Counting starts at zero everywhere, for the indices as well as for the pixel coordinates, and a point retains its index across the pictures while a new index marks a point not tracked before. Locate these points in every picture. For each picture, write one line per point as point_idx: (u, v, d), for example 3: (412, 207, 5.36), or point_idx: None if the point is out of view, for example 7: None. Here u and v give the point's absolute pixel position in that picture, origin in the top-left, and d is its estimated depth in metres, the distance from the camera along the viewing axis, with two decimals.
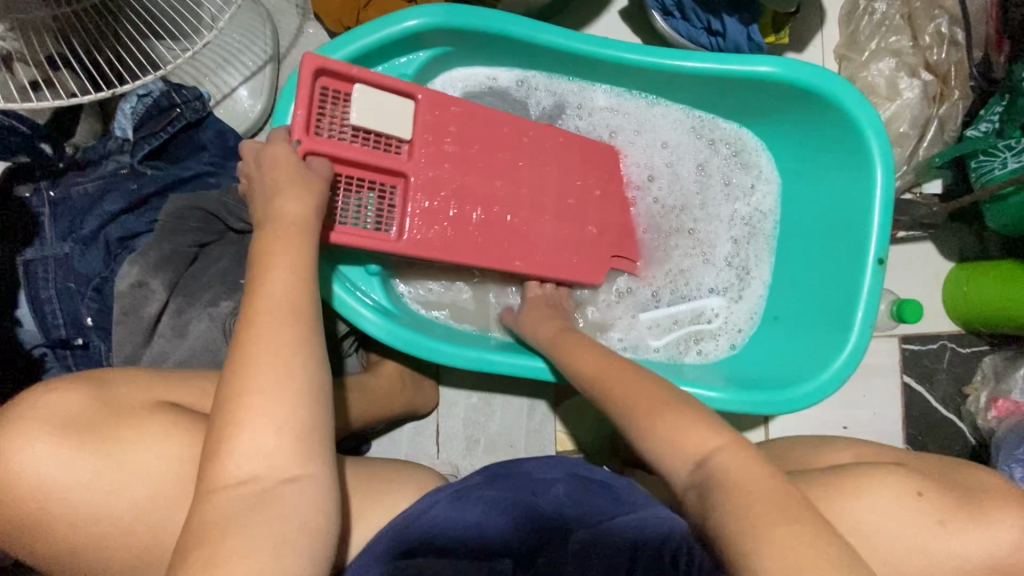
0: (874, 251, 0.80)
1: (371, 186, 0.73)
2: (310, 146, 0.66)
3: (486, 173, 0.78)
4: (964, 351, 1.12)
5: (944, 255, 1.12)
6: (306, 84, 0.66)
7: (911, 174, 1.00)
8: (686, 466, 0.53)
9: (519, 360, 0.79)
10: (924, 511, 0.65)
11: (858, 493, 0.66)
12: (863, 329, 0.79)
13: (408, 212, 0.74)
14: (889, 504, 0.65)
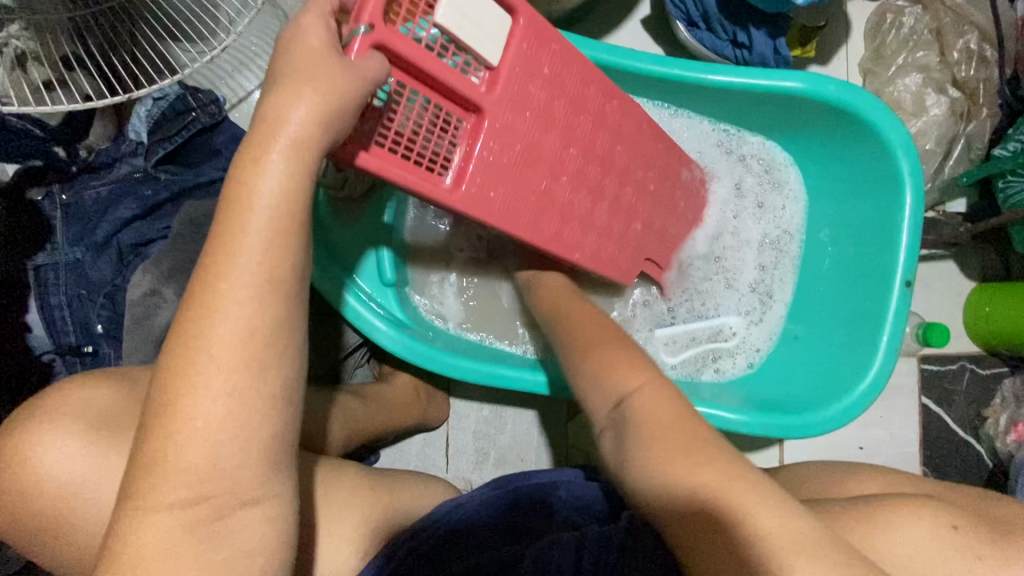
0: (900, 272, 0.75)
1: (434, 113, 0.57)
2: (379, 37, 0.49)
3: (566, 133, 0.64)
4: (983, 373, 1.09)
5: (966, 275, 1.09)
6: None
7: (936, 192, 1.01)
8: (614, 416, 0.58)
9: (525, 376, 0.78)
10: (961, 546, 0.60)
11: (892, 526, 0.61)
12: (888, 353, 0.75)
13: (471, 156, 0.59)
14: (923, 538, 0.61)
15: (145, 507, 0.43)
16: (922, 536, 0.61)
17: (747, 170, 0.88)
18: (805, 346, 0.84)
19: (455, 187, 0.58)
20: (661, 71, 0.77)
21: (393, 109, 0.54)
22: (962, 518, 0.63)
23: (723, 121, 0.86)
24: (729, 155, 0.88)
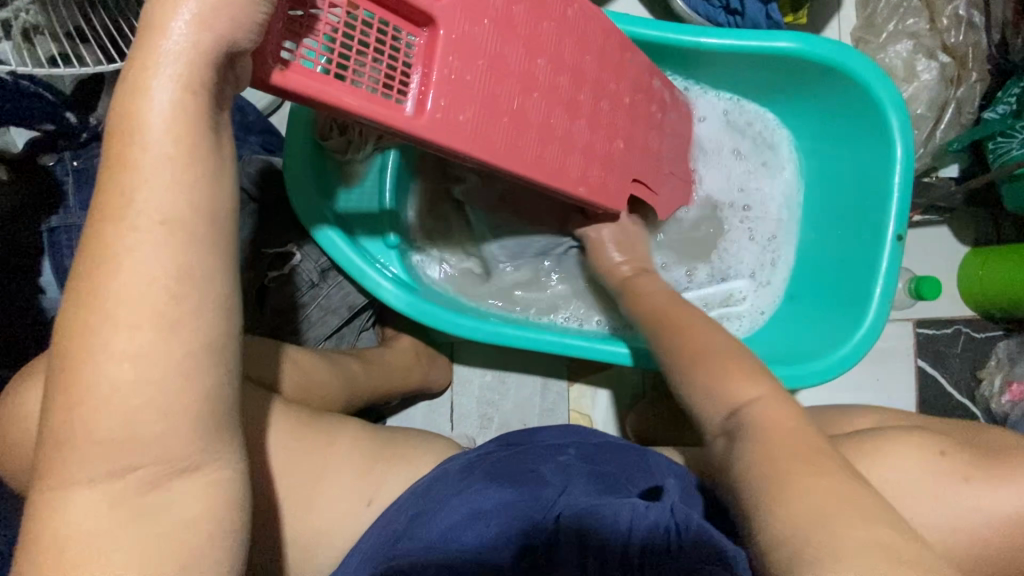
0: (892, 226, 0.77)
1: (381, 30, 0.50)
2: None
3: (526, 49, 0.58)
4: (978, 337, 1.11)
5: (960, 240, 1.10)
6: None
7: (927, 158, 1.02)
8: (720, 414, 0.56)
9: (530, 335, 0.80)
10: (945, 468, 0.64)
11: (883, 453, 0.66)
12: (880, 305, 0.77)
13: (429, 81, 0.52)
14: (912, 464, 0.65)
15: (74, 475, 0.38)
16: (911, 462, 0.65)
17: (744, 135, 0.90)
18: (802, 306, 0.86)
19: (417, 113, 0.52)
20: (654, 34, 0.79)
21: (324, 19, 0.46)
22: (950, 443, 0.67)
23: (719, 86, 0.89)
24: (726, 121, 0.90)
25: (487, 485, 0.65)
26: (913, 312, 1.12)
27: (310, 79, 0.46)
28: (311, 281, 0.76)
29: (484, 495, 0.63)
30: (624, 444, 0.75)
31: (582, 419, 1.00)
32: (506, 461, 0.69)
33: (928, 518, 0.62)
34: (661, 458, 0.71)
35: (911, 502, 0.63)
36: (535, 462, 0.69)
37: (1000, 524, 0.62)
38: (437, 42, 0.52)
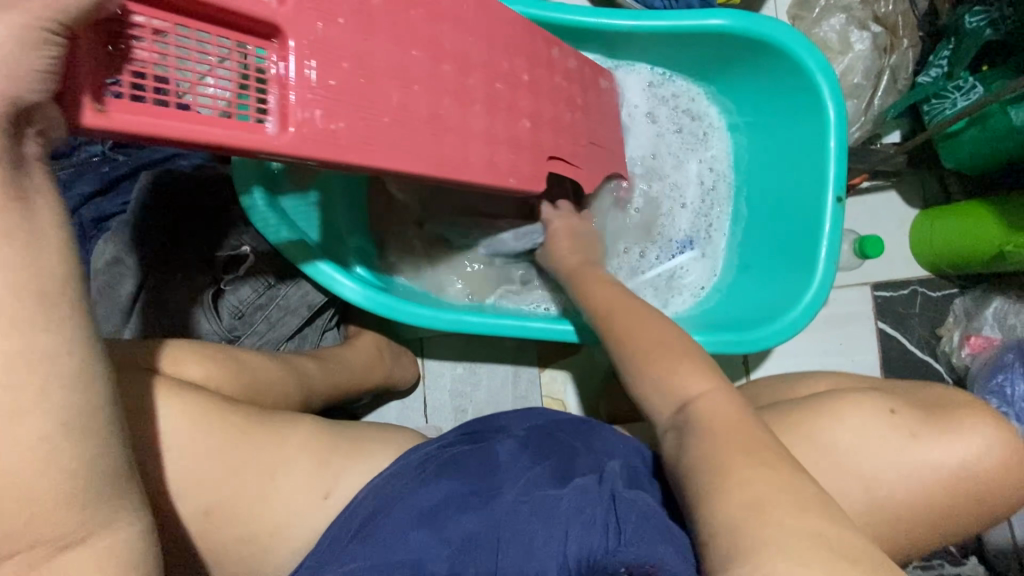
0: (833, 188, 0.80)
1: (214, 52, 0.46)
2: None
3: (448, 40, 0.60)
4: (934, 296, 1.14)
5: (909, 203, 1.14)
6: None
7: (869, 125, 1.05)
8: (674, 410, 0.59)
9: (488, 319, 0.82)
10: (897, 425, 0.68)
11: (838, 420, 0.70)
12: (828, 264, 0.79)
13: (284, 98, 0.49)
14: (862, 424, 0.69)
15: None
16: (863, 420, 0.69)
17: (681, 113, 0.93)
18: (752, 276, 0.89)
19: (281, 131, 0.49)
20: (586, 19, 0.81)
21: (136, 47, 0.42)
22: (900, 403, 0.71)
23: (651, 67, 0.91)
24: (663, 100, 0.92)
25: (441, 480, 0.65)
26: (870, 276, 1.15)
27: (135, 115, 0.41)
28: (268, 282, 0.77)
29: (440, 490, 0.64)
30: (581, 423, 0.77)
31: (554, 403, 1.02)
32: (465, 448, 0.71)
33: (879, 471, 0.67)
34: (608, 436, 0.75)
35: (863, 458, 0.68)
36: (490, 449, 0.70)
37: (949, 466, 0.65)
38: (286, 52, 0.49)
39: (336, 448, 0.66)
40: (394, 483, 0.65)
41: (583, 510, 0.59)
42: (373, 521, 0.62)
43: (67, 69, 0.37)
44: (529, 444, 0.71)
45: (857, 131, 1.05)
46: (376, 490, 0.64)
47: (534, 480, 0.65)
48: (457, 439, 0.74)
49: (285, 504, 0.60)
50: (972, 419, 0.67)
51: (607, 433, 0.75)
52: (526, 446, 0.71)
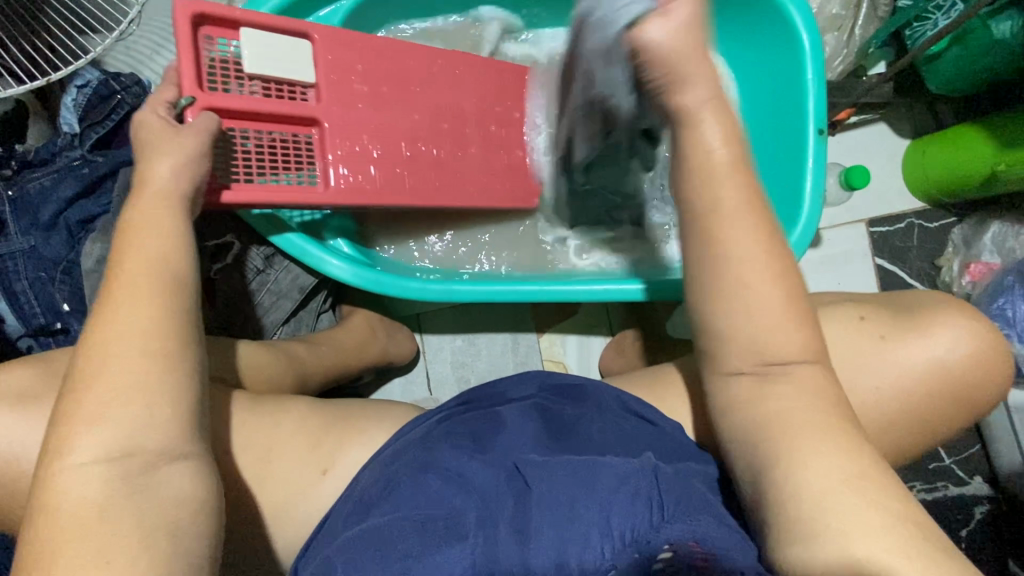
0: (814, 122, 0.79)
1: (283, 138, 0.73)
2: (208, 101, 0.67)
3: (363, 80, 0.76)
4: (931, 227, 1.12)
5: (900, 134, 1.12)
6: (187, 36, 0.66)
7: (852, 58, 1.01)
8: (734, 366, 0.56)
9: (482, 286, 0.81)
10: (866, 331, 0.63)
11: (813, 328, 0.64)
12: (815, 198, 0.78)
13: (329, 160, 0.74)
14: (835, 334, 0.63)
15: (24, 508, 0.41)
16: (838, 335, 0.63)
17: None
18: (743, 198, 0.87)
19: (328, 185, 0.74)
20: None
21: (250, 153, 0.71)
22: (869, 309, 0.66)
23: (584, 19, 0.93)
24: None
25: (447, 446, 0.66)
26: (864, 212, 1.13)
27: (253, 192, 0.69)
28: (256, 266, 0.79)
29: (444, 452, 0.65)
30: (578, 381, 0.75)
31: (556, 367, 1.02)
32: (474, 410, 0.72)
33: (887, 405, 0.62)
34: (602, 391, 0.74)
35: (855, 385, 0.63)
36: (495, 416, 0.71)
37: (922, 365, 0.61)
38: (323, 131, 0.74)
39: (329, 427, 0.70)
40: (405, 450, 0.67)
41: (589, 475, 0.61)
42: (378, 488, 0.63)
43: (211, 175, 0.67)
44: (537, 408, 0.71)
45: (841, 65, 1.02)
46: (387, 458, 0.67)
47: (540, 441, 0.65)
48: (458, 407, 0.74)
49: (290, 479, 0.66)
50: (941, 317, 0.62)
51: (605, 391, 0.73)
52: (535, 412, 0.70)
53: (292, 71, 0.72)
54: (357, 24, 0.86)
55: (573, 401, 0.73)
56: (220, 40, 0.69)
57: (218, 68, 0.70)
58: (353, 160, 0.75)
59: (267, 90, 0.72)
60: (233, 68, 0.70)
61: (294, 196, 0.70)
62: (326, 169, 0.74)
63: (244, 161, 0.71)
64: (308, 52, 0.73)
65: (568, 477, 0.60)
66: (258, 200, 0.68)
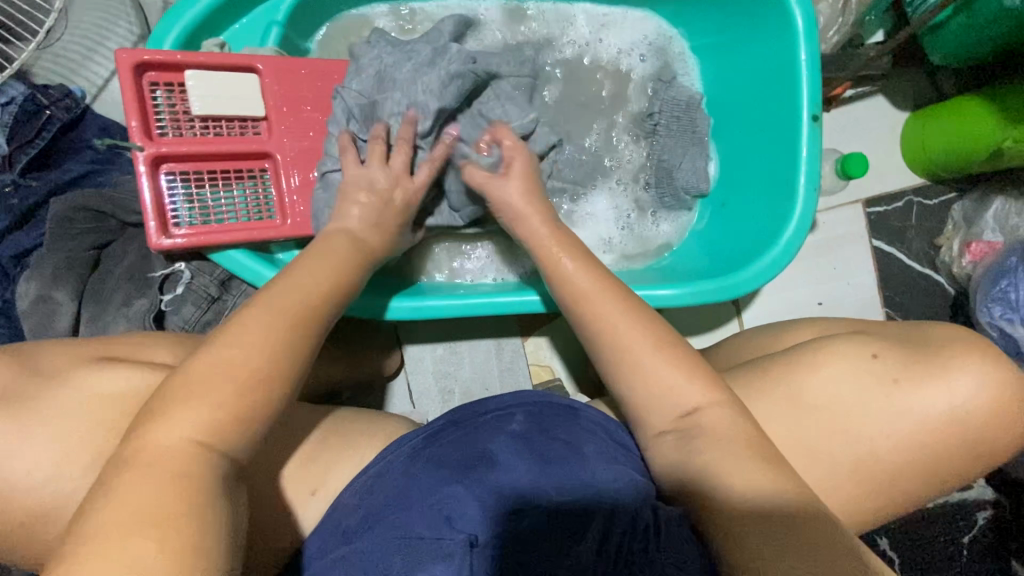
0: (807, 107, 0.73)
1: (238, 175, 0.69)
2: (154, 150, 0.64)
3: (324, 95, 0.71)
4: (931, 204, 1.07)
5: (899, 107, 1.06)
6: (129, 83, 0.63)
7: (848, 27, 0.94)
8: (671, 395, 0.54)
9: (459, 302, 0.74)
10: (880, 372, 0.60)
11: (814, 368, 0.62)
12: (808, 192, 0.73)
13: (284, 193, 0.70)
14: (842, 373, 0.61)
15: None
16: (846, 371, 0.61)
17: (595, 57, 0.85)
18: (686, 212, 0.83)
19: (283, 220, 0.70)
20: None
21: (199, 193, 0.68)
22: (886, 347, 0.62)
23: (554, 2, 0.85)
24: (559, 42, 0.85)
25: (437, 489, 0.59)
26: (861, 192, 1.07)
27: (209, 233, 0.66)
28: (210, 295, 0.69)
29: (428, 501, 0.58)
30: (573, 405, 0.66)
31: (542, 371, 0.98)
32: (460, 433, 0.64)
33: (889, 430, 0.59)
34: (596, 418, 0.65)
35: (851, 406, 0.60)
36: (482, 441, 0.63)
37: (934, 413, 0.58)
38: (276, 165, 0.70)
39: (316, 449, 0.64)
40: (381, 487, 0.60)
41: (590, 525, 0.55)
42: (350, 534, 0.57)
43: (151, 215, 0.64)
44: (526, 433, 0.63)
45: (835, 35, 0.94)
46: (359, 492, 0.60)
47: (533, 481, 0.59)
48: (445, 425, 0.65)
49: (269, 517, 0.60)
50: (964, 364, 0.59)
51: (594, 416, 0.66)
52: (529, 441, 0.62)
53: (241, 105, 0.68)
54: (306, 19, 0.77)
55: (563, 421, 0.64)
56: (167, 85, 0.66)
57: (163, 112, 0.66)
58: (307, 190, 0.71)
59: (215, 129, 0.69)
60: (180, 111, 0.67)
61: (253, 235, 0.67)
62: (284, 203, 0.70)
63: (200, 206, 0.68)
64: (256, 85, 0.68)
65: (569, 534, 0.55)
66: (208, 241, 0.65)
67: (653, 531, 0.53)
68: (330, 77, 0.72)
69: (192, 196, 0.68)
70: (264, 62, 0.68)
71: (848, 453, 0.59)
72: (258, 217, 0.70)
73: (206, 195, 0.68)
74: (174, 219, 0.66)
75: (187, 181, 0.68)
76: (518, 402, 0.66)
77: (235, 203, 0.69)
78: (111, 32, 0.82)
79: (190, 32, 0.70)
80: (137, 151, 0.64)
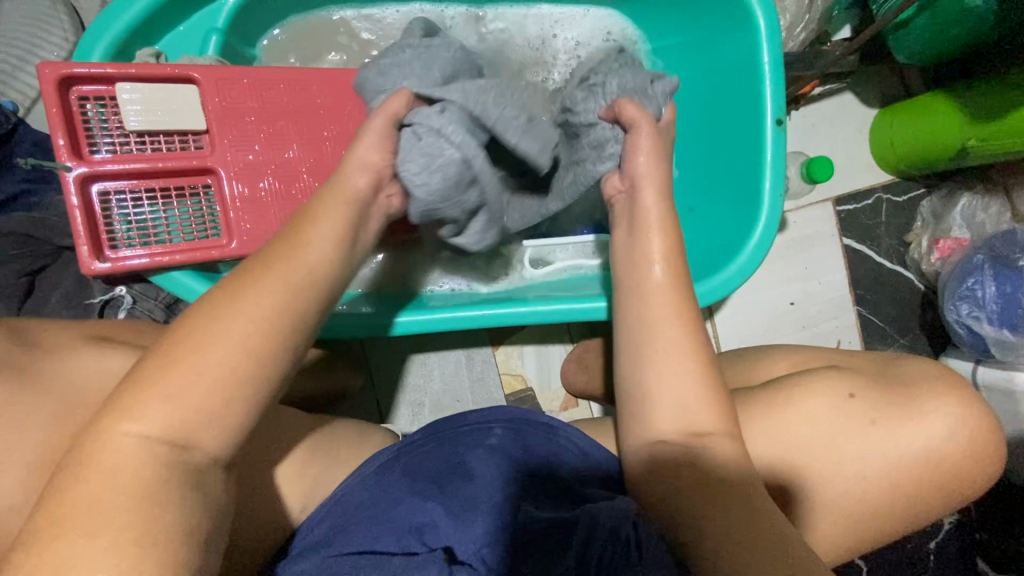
0: (771, 112, 0.71)
1: (180, 193, 0.66)
2: (84, 169, 0.60)
3: (270, 107, 0.67)
4: (901, 201, 1.07)
5: (867, 104, 1.05)
6: (53, 97, 0.59)
7: (815, 24, 0.92)
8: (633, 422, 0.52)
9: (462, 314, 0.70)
10: (857, 413, 0.59)
11: (785, 400, 0.60)
12: (773, 200, 0.71)
13: (229, 211, 0.66)
14: (810, 396, 0.60)
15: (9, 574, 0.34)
16: (818, 406, 0.60)
17: (563, 66, 0.83)
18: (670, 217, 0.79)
19: (229, 240, 0.66)
20: None
21: (138, 214, 0.65)
22: (863, 385, 0.61)
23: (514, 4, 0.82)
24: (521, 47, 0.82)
25: (405, 498, 0.56)
26: (831, 190, 1.07)
27: (145, 256, 0.63)
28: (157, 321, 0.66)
29: (392, 512, 0.55)
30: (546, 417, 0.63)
31: (515, 380, 0.96)
32: (433, 454, 0.60)
33: (853, 443, 0.58)
34: (574, 437, 0.60)
35: (814, 421, 0.59)
36: (453, 452, 0.60)
37: (906, 454, 0.57)
38: (219, 181, 0.66)
39: None
40: (350, 504, 0.56)
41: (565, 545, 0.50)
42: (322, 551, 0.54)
43: (79, 237, 0.60)
44: (496, 444, 0.60)
45: (802, 32, 0.92)
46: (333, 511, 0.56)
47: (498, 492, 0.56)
48: (422, 437, 0.62)
49: None
50: (935, 403, 0.58)
51: (572, 433, 0.61)
52: (502, 456, 0.59)
53: (178, 119, 0.64)
54: (248, 26, 0.73)
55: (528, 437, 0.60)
56: (98, 98, 0.62)
57: (95, 127, 0.62)
58: (252, 209, 0.67)
59: (153, 144, 0.65)
60: (113, 126, 0.63)
61: (196, 257, 0.64)
62: (228, 221, 0.66)
63: (139, 227, 0.65)
64: (195, 96, 0.64)
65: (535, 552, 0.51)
66: (148, 264, 0.63)
67: (634, 549, 0.48)
68: (275, 86, 0.68)
69: (130, 217, 0.64)
70: (203, 73, 0.64)
71: (814, 469, 0.58)
72: (201, 237, 0.67)
73: (143, 215, 0.65)
74: (109, 242, 0.63)
75: (125, 200, 0.64)
76: (496, 416, 0.62)
77: (178, 222, 0.66)
78: (42, 41, 0.77)
79: (120, 41, 0.66)
80: (65, 172, 0.60)
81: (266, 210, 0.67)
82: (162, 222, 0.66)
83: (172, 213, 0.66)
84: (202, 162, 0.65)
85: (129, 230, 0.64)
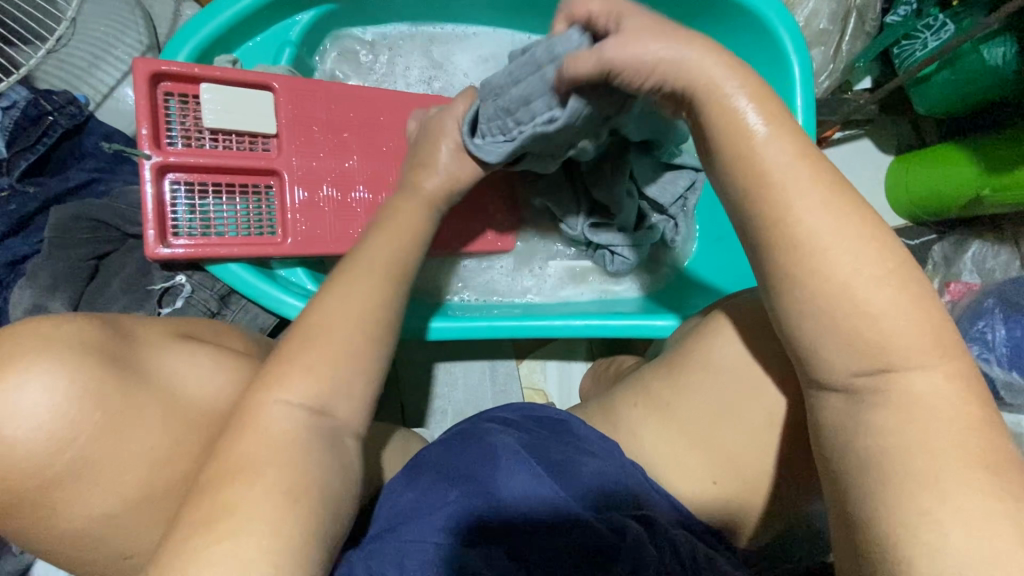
0: None
1: (244, 190, 0.69)
2: (161, 159, 0.64)
3: (334, 119, 0.72)
4: (912, 244, 1.11)
5: (883, 150, 1.11)
6: (143, 91, 0.63)
7: (838, 74, 0.97)
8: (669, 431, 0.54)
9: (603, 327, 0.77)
10: None
11: None
12: None
13: (288, 210, 0.70)
14: None
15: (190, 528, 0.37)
16: None
17: None
18: None
19: (285, 238, 0.70)
20: None
21: (203, 205, 0.68)
22: None
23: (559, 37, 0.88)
24: None
25: (450, 497, 0.49)
26: None
27: (208, 245, 0.66)
28: (210, 310, 0.69)
29: (439, 513, 0.48)
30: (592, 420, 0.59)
31: (536, 394, 0.98)
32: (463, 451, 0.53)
33: None
34: (586, 433, 0.53)
35: None
36: (484, 442, 0.52)
37: None
38: (282, 182, 0.70)
39: None
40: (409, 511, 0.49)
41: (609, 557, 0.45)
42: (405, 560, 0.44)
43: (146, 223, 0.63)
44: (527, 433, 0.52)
45: (826, 80, 0.98)
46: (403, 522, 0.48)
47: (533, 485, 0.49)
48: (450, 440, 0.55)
49: None
50: None
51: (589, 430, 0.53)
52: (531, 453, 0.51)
53: (251, 121, 0.68)
54: (317, 42, 0.79)
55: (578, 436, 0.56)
56: (181, 95, 0.66)
57: (173, 121, 0.66)
58: (311, 211, 0.71)
59: (225, 142, 0.69)
60: (190, 123, 0.67)
61: (252, 251, 0.67)
62: (286, 220, 0.70)
63: (201, 218, 0.68)
64: (270, 102, 0.69)
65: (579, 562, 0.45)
66: (207, 253, 0.66)
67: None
68: (342, 98, 0.72)
69: (195, 207, 0.67)
70: (280, 83, 0.69)
71: None
72: (258, 232, 0.70)
73: (206, 206, 0.68)
74: (173, 229, 0.66)
75: (191, 191, 0.67)
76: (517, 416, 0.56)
77: (239, 217, 0.69)
78: (119, 41, 0.81)
79: (203, 46, 0.70)
80: (143, 159, 0.64)
81: (322, 216, 0.71)
82: (223, 214, 0.69)
83: (234, 208, 0.69)
84: (268, 163, 0.69)
85: (191, 219, 0.67)
